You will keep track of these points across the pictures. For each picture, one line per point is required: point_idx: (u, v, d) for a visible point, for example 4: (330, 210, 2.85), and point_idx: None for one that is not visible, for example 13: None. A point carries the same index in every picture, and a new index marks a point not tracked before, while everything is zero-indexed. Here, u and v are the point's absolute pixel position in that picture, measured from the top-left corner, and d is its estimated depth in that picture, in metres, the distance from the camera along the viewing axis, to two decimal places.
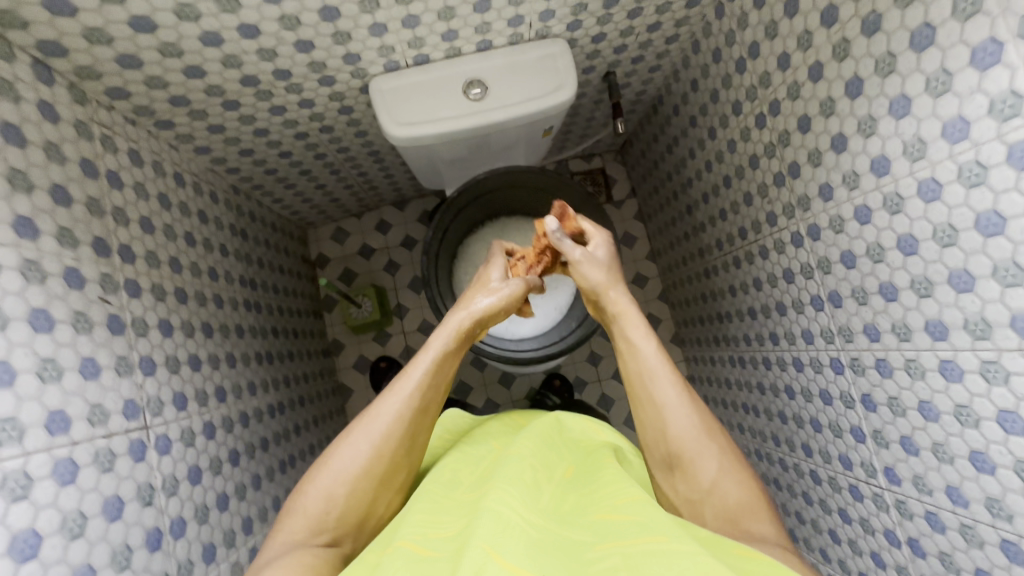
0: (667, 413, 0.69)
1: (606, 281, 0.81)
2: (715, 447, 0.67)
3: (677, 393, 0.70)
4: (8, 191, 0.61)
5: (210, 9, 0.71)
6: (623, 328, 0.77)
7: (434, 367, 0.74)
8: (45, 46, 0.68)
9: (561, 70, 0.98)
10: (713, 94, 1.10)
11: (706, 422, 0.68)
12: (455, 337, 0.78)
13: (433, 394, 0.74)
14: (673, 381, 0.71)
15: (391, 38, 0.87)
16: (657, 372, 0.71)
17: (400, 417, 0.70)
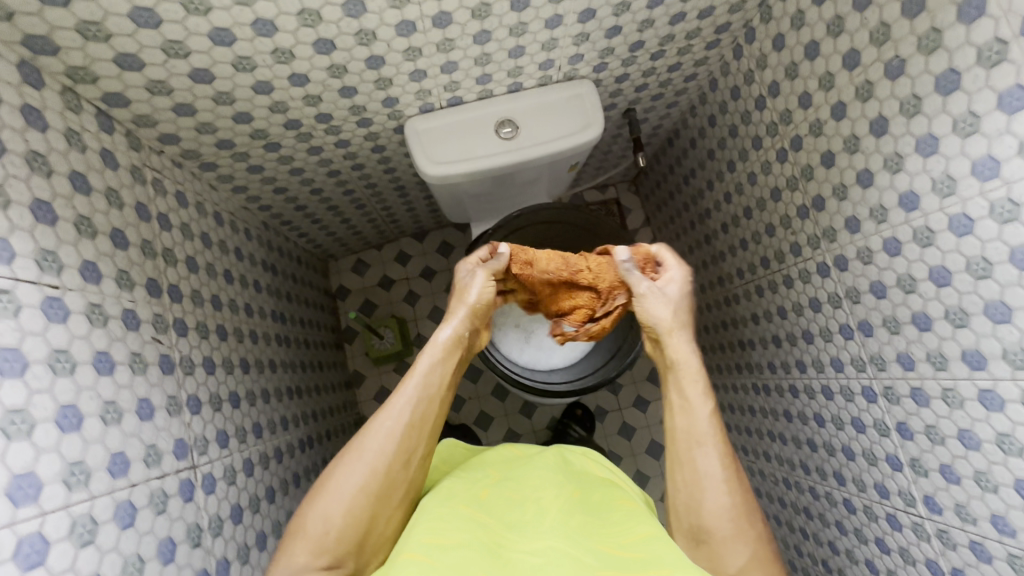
0: (709, 484, 0.71)
1: (672, 323, 0.81)
2: (749, 533, 0.69)
3: (722, 470, 0.72)
4: (75, 238, 0.63)
5: (266, 60, 0.75)
6: (680, 385, 0.78)
7: (424, 378, 0.75)
8: (109, 97, 0.72)
9: (589, 110, 1.02)
10: (732, 129, 1.14)
11: (744, 506, 0.70)
12: (444, 346, 0.79)
13: (425, 406, 0.74)
14: (719, 454, 0.73)
15: (429, 83, 0.91)
16: (705, 441, 0.74)
17: (392, 433, 0.71)
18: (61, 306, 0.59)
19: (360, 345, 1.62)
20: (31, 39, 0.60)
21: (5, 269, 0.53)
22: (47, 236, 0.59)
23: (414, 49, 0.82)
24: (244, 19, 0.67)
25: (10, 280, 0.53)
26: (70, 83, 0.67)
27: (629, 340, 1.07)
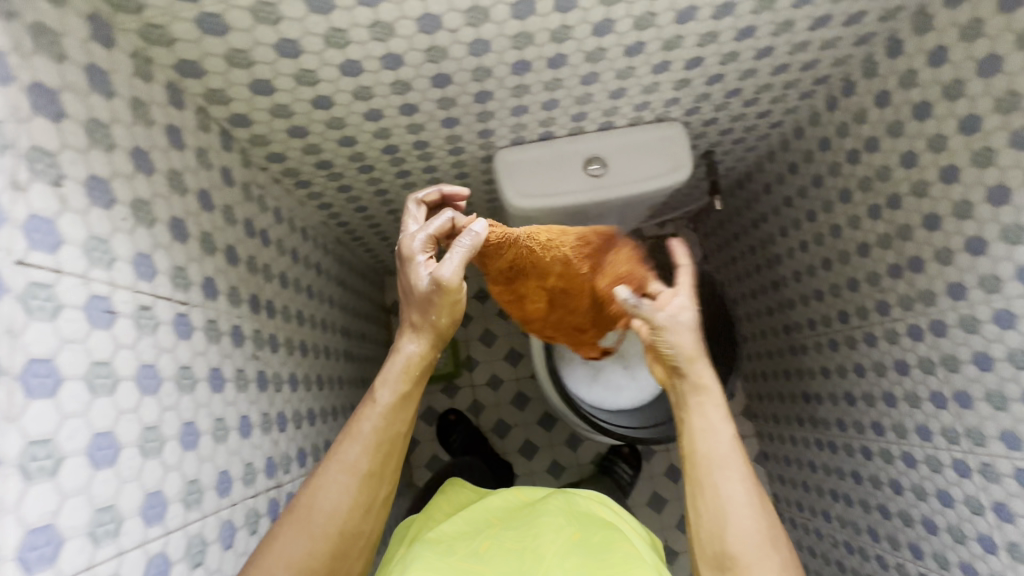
0: (735, 509, 0.66)
1: (695, 349, 0.72)
2: (776, 556, 0.65)
3: (746, 492, 0.67)
4: (199, 255, 0.65)
5: (384, 91, 0.76)
6: (704, 408, 0.70)
7: (380, 421, 0.69)
8: (234, 118, 0.74)
9: (678, 152, 1.01)
10: (816, 179, 1.12)
11: (772, 536, 0.66)
12: (409, 377, 0.70)
13: (383, 452, 0.68)
14: (744, 478, 0.68)
15: (527, 118, 0.91)
16: (728, 462, 0.68)
17: (346, 489, 0.66)
18: (187, 323, 0.60)
19: None
20: (184, 65, 0.62)
21: (147, 286, 0.54)
22: (180, 253, 0.61)
23: (522, 87, 0.82)
24: (374, 51, 0.67)
25: (150, 297, 0.54)
26: (204, 104, 0.69)
27: None
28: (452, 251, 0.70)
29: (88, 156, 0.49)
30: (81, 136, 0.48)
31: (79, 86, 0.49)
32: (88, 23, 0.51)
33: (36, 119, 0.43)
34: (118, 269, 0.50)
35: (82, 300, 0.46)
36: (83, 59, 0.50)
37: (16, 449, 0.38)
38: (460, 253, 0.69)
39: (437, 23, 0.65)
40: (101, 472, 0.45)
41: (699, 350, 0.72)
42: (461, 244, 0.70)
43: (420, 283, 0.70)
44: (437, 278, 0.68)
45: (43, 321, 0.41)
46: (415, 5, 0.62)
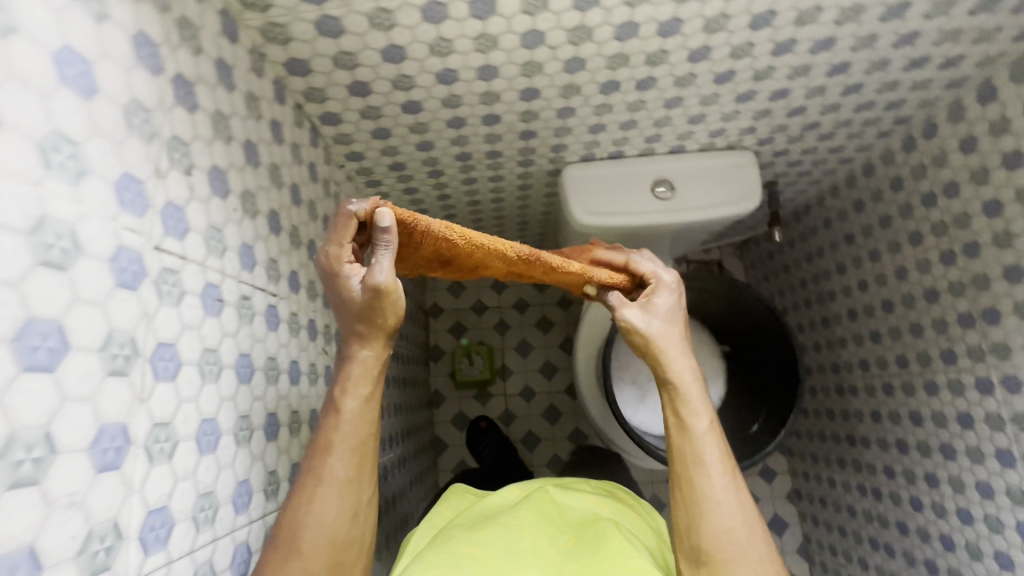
0: (709, 505, 0.60)
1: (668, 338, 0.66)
2: (756, 557, 0.58)
3: (727, 487, 0.61)
4: (289, 248, 0.66)
5: (473, 101, 0.77)
6: (681, 403, 0.65)
7: (351, 426, 0.54)
8: (325, 116, 0.75)
9: (748, 181, 1.00)
10: (883, 219, 1.10)
11: (753, 533, 0.59)
12: (372, 377, 0.55)
13: (361, 456, 0.54)
14: (723, 474, 0.61)
15: (603, 136, 0.91)
16: (707, 458, 0.62)
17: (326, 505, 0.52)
18: (275, 314, 0.60)
19: (445, 365, 1.61)
20: (293, 62, 0.64)
21: (248, 276, 0.55)
22: (275, 246, 0.62)
23: (606, 106, 0.82)
24: (473, 61, 0.68)
25: (250, 288, 0.55)
26: (302, 101, 0.71)
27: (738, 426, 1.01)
28: (380, 253, 0.48)
29: (212, 146, 0.50)
30: (209, 126, 0.49)
31: (210, 79, 0.50)
32: (218, 18, 0.52)
33: (179, 109, 0.45)
34: (228, 258, 0.51)
35: (200, 287, 0.46)
36: (213, 52, 0.51)
37: (144, 429, 0.37)
38: (391, 249, 0.48)
39: (541, 39, 0.66)
40: (206, 458, 0.44)
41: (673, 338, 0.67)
42: (383, 242, 0.47)
43: (358, 293, 0.50)
44: (372, 287, 0.49)
45: (170, 306, 0.41)
46: (524, 20, 0.62)
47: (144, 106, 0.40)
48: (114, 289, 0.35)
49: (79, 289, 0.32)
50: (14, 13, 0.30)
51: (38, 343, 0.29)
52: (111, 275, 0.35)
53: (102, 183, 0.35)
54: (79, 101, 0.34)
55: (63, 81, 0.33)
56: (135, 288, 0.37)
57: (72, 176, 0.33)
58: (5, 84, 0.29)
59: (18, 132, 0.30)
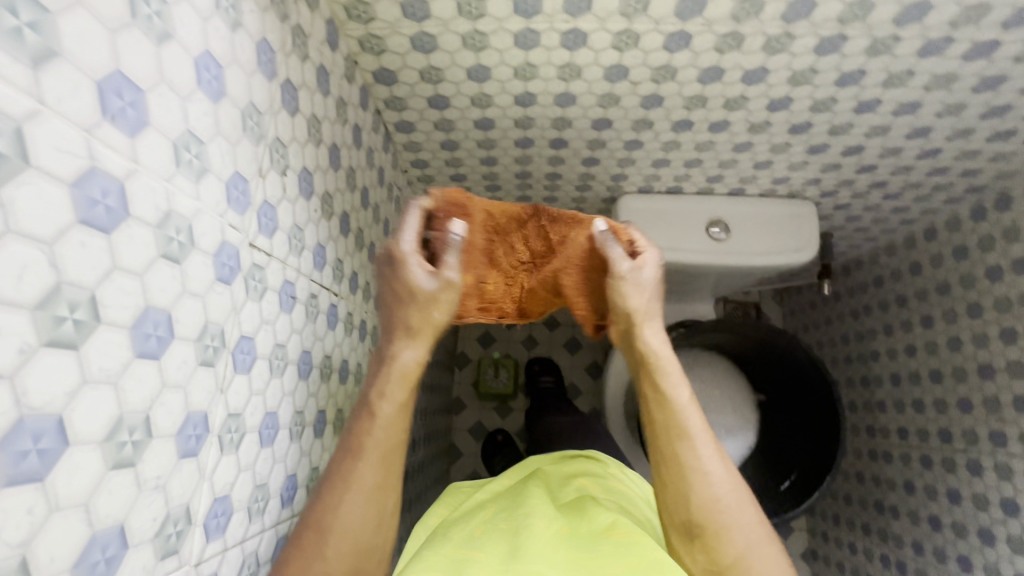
0: (701, 482, 0.54)
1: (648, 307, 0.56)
2: (743, 516, 0.54)
3: (709, 449, 0.55)
4: (353, 249, 0.67)
5: (545, 124, 0.78)
6: (660, 375, 0.56)
7: (384, 430, 0.50)
8: (401, 124, 0.77)
9: (806, 231, 0.99)
10: (941, 286, 1.07)
11: (739, 488, 0.55)
12: (408, 382, 0.50)
13: (390, 462, 0.50)
14: (705, 439, 0.55)
15: (666, 171, 0.91)
16: (690, 429, 0.55)
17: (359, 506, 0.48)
18: (335, 313, 0.62)
19: (469, 373, 1.61)
20: (382, 72, 0.66)
21: (318, 275, 0.56)
22: (343, 247, 0.63)
23: (674, 143, 0.82)
24: (553, 87, 0.69)
25: (318, 286, 0.56)
26: (382, 108, 0.73)
27: (768, 480, 0.99)
28: (449, 245, 0.50)
29: (305, 148, 0.51)
30: (304, 129, 0.51)
31: (311, 84, 0.52)
32: (324, 26, 0.54)
33: (283, 112, 0.46)
34: (304, 257, 0.52)
35: (278, 284, 0.47)
36: (316, 58, 0.53)
37: (220, 419, 0.38)
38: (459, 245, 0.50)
39: (625, 74, 0.66)
40: (264, 450, 0.45)
41: (651, 304, 0.56)
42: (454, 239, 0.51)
43: (422, 281, 0.48)
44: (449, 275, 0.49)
45: (254, 301, 0.43)
46: (612, 55, 0.63)
47: (257, 109, 0.42)
48: (214, 283, 0.37)
49: (187, 282, 0.34)
50: (172, 21, 0.31)
51: (151, 332, 0.31)
52: (212, 269, 0.37)
53: (217, 182, 0.37)
54: (210, 103, 0.36)
55: (199, 84, 0.34)
56: (229, 282, 0.39)
57: (195, 174, 0.34)
58: (156, 87, 0.30)
59: (160, 131, 0.31)
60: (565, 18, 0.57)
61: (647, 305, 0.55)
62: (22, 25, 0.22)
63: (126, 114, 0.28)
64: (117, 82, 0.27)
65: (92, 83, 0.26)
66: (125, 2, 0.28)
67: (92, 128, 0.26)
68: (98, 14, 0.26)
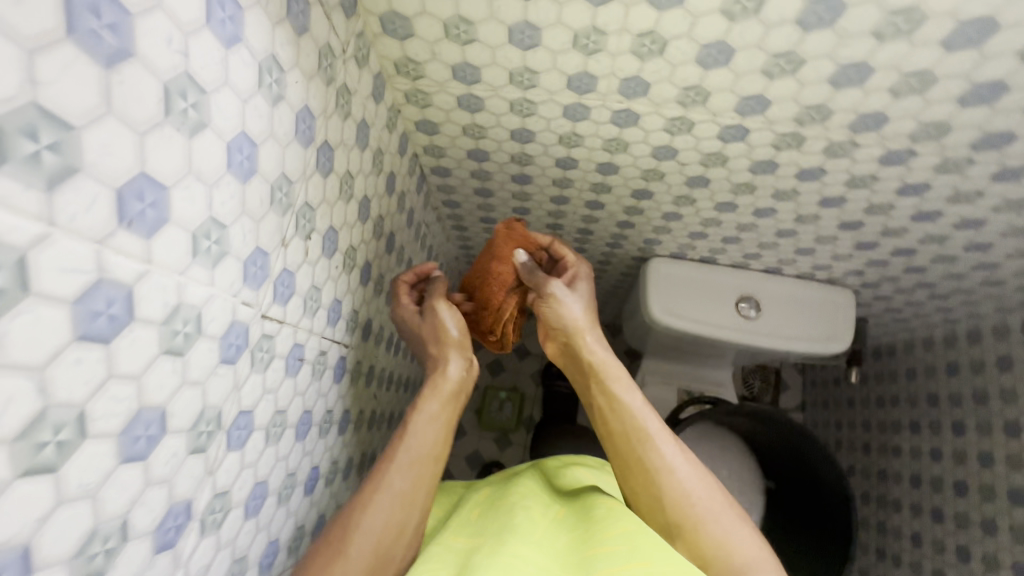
0: (668, 475, 0.52)
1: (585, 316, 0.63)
2: (721, 503, 0.51)
3: (669, 439, 0.54)
4: (371, 297, 0.66)
5: (584, 187, 0.75)
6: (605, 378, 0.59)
7: (414, 441, 0.54)
8: (437, 169, 0.76)
9: (840, 321, 0.94)
10: (978, 393, 1.01)
11: (710, 482, 0.53)
12: (443, 398, 0.58)
13: (419, 471, 0.53)
14: (663, 433, 0.55)
15: (703, 242, 0.87)
16: (647, 425, 0.55)
17: (381, 505, 0.49)
18: (343, 365, 0.60)
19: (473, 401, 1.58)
20: (425, 123, 0.64)
21: (330, 331, 0.54)
22: (360, 298, 0.62)
23: (714, 221, 0.79)
24: (596, 156, 0.66)
25: (329, 343, 0.55)
26: (420, 153, 0.71)
27: None
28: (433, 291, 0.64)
29: (334, 208, 0.50)
30: (336, 187, 0.50)
31: (349, 141, 0.51)
32: (371, 80, 0.53)
33: (317, 176, 0.45)
34: (319, 316, 0.51)
35: (287, 349, 0.46)
36: (359, 115, 0.52)
37: (204, 502, 0.37)
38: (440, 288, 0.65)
39: (673, 155, 0.63)
40: (248, 521, 0.44)
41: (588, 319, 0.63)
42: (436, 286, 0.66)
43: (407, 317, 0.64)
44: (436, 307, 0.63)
45: (258, 372, 0.41)
46: (662, 137, 0.60)
47: (288, 180, 0.40)
48: (217, 366, 0.35)
49: (188, 372, 0.32)
50: (208, 112, 0.30)
51: (141, 433, 0.29)
52: (218, 352, 0.35)
53: (235, 263, 0.35)
54: (237, 185, 0.34)
55: (229, 167, 0.33)
56: (234, 361, 0.37)
57: (212, 260, 0.33)
58: (182, 182, 0.29)
59: (180, 226, 0.29)
60: (617, 98, 0.55)
61: (585, 321, 0.62)
62: (41, 149, 0.21)
63: (144, 216, 0.27)
64: (140, 186, 0.26)
65: (111, 191, 0.24)
66: (161, 102, 0.26)
67: (104, 238, 0.25)
68: (129, 119, 0.25)
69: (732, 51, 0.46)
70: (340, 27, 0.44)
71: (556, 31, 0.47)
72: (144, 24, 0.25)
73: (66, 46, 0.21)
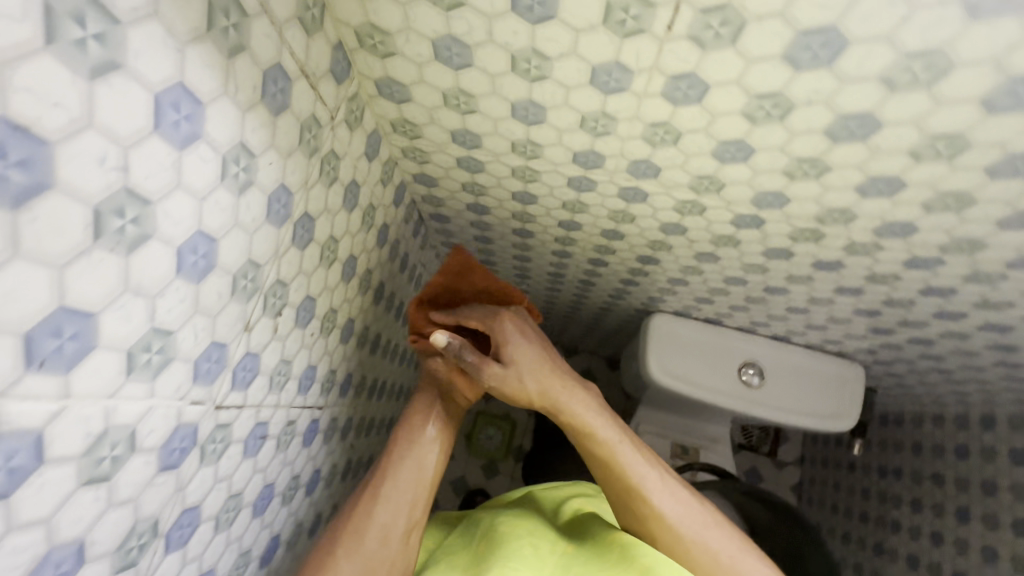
0: (656, 520, 0.50)
1: (539, 375, 0.53)
2: (714, 533, 0.50)
3: (656, 475, 0.51)
4: (353, 351, 0.63)
5: (587, 246, 0.72)
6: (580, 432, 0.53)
7: (403, 446, 0.54)
8: (436, 215, 0.72)
9: (847, 397, 0.90)
10: (986, 482, 0.96)
11: (701, 509, 0.51)
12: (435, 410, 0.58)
13: (411, 473, 0.53)
14: (649, 474, 0.51)
15: (709, 306, 0.83)
16: (631, 469, 0.51)
17: (374, 510, 0.50)
18: (315, 426, 0.57)
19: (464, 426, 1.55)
20: (423, 176, 0.61)
21: (301, 399, 0.52)
22: (339, 356, 0.59)
23: (722, 290, 0.75)
24: (601, 223, 0.63)
25: (299, 410, 0.52)
26: (418, 200, 0.68)
27: None
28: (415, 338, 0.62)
29: (312, 277, 0.47)
30: (315, 256, 0.46)
31: (334, 206, 0.48)
32: (364, 140, 0.50)
33: (292, 251, 0.42)
34: (287, 388, 0.48)
35: (246, 431, 0.43)
36: (348, 177, 0.49)
37: None
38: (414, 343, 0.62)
39: (682, 231, 0.59)
40: None
41: (536, 385, 0.52)
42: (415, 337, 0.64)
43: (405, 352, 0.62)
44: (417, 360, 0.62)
45: (209, 465, 0.39)
46: (672, 215, 0.56)
47: (255, 264, 0.37)
48: (154, 476, 0.33)
49: (116, 493, 0.30)
50: (153, 221, 0.27)
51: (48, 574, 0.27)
52: (156, 462, 0.32)
53: (183, 366, 0.32)
54: (190, 286, 0.31)
55: (180, 271, 0.30)
56: (178, 464, 0.35)
57: (153, 372, 0.30)
58: (116, 301, 0.26)
59: (111, 348, 0.27)
60: (626, 176, 0.51)
61: (534, 390, 0.52)
62: None
63: (62, 352, 0.24)
64: (57, 321, 0.23)
65: (15, 338, 0.22)
66: (88, 227, 0.23)
67: (5, 389, 0.22)
68: (42, 257, 0.22)
69: (752, 151, 0.42)
70: (328, 95, 0.41)
71: (561, 112, 0.43)
72: (68, 150, 0.22)
73: None
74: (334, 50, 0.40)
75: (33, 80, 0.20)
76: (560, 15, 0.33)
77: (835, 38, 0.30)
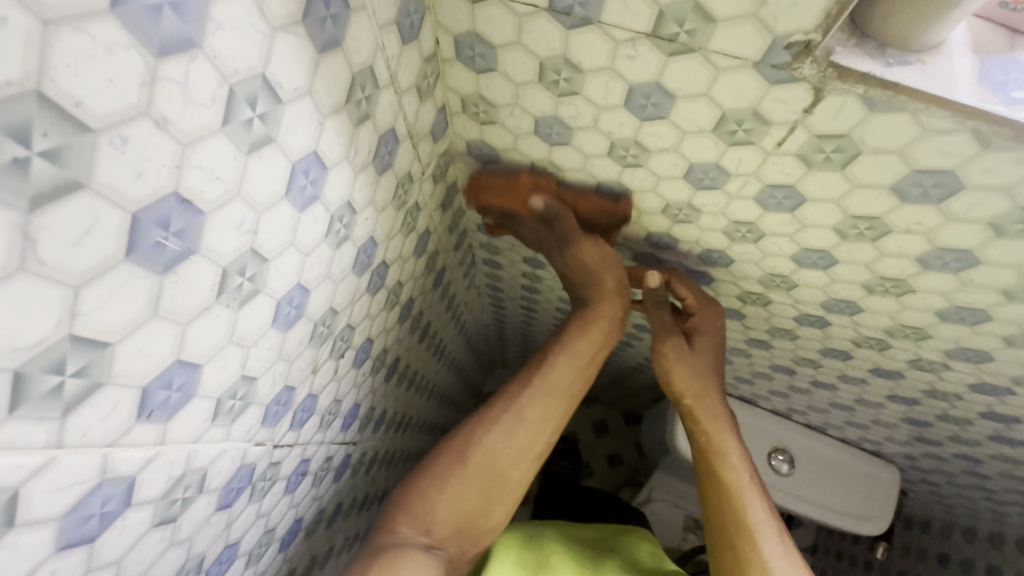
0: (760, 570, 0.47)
1: (704, 376, 0.54)
2: None
3: (771, 527, 0.49)
4: (390, 388, 0.63)
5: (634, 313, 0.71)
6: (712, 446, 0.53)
7: (560, 376, 0.49)
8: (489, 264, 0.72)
9: (880, 501, 0.86)
10: None
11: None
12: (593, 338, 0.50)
13: (552, 404, 0.49)
14: (766, 520, 0.49)
15: (747, 386, 0.82)
16: (747, 503, 0.50)
17: (510, 429, 0.48)
18: (347, 460, 0.57)
19: None
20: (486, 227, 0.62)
21: (342, 435, 0.52)
22: (379, 393, 0.59)
23: (766, 375, 0.73)
24: None
25: (338, 447, 0.52)
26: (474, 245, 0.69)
27: None
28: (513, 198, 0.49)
29: (374, 320, 0.47)
30: (381, 300, 0.47)
31: (406, 253, 0.48)
32: (443, 192, 0.51)
33: (364, 297, 0.42)
34: (333, 426, 0.48)
35: (291, 468, 0.43)
36: (423, 225, 0.49)
37: None
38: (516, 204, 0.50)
39: (739, 317, 0.59)
40: None
41: (703, 383, 0.54)
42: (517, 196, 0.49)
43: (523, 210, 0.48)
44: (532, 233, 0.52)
45: (256, 502, 0.38)
46: (733, 301, 0.55)
47: (333, 312, 0.38)
48: (211, 515, 0.33)
49: (177, 532, 0.30)
50: (264, 278, 0.27)
51: None
52: (216, 501, 0.33)
53: (257, 410, 0.33)
54: (278, 335, 0.32)
55: (274, 321, 0.31)
56: (232, 503, 0.35)
57: (232, 417, 0.30)
58: (218, 353, 0.27)
59: (205, 397, 0.27)
60: (695, 260, 0.51)
61: (697, 387, 0.54)
62: (66, 379, 0.19)
63: (168, 402, 0.24)
64: (170, 374, 0.24)
65: (135, 392, 0.22)
66: (214, 286, 0.24)
67: (115, 440, 0.22)
68: (175, 315, 0.23)
69: (834, 262, 0.42)
70: (424, 153, 0.42)
71: (646, 196, 0.44)
72: (215, 218, 0.22)
73: (121, 268, 0.19)
74: (438, 113, 0.41)
75: (206, 158, 0.20)
76: (671, 117, 0.34)
77: (950, 180, 0.30)
